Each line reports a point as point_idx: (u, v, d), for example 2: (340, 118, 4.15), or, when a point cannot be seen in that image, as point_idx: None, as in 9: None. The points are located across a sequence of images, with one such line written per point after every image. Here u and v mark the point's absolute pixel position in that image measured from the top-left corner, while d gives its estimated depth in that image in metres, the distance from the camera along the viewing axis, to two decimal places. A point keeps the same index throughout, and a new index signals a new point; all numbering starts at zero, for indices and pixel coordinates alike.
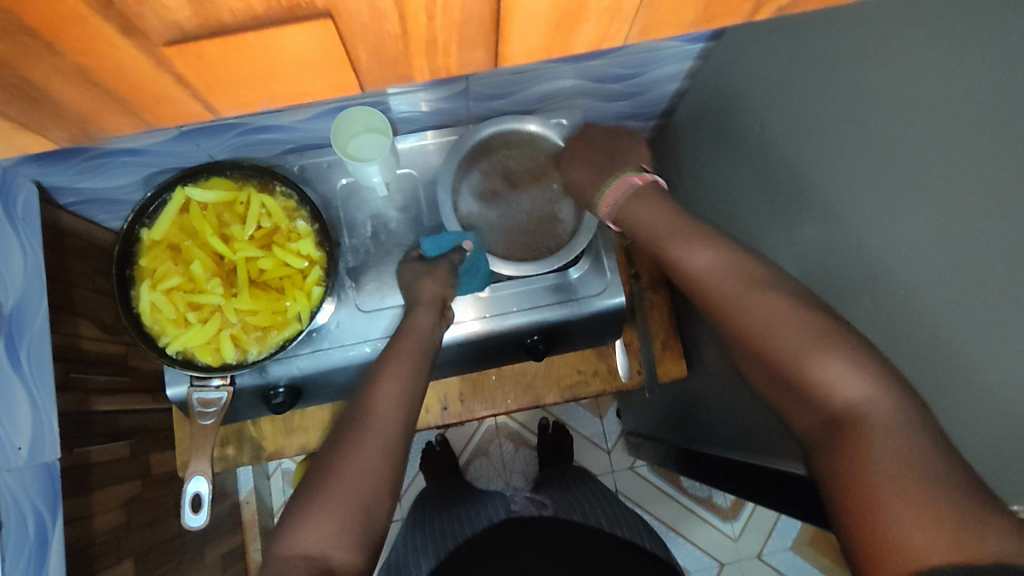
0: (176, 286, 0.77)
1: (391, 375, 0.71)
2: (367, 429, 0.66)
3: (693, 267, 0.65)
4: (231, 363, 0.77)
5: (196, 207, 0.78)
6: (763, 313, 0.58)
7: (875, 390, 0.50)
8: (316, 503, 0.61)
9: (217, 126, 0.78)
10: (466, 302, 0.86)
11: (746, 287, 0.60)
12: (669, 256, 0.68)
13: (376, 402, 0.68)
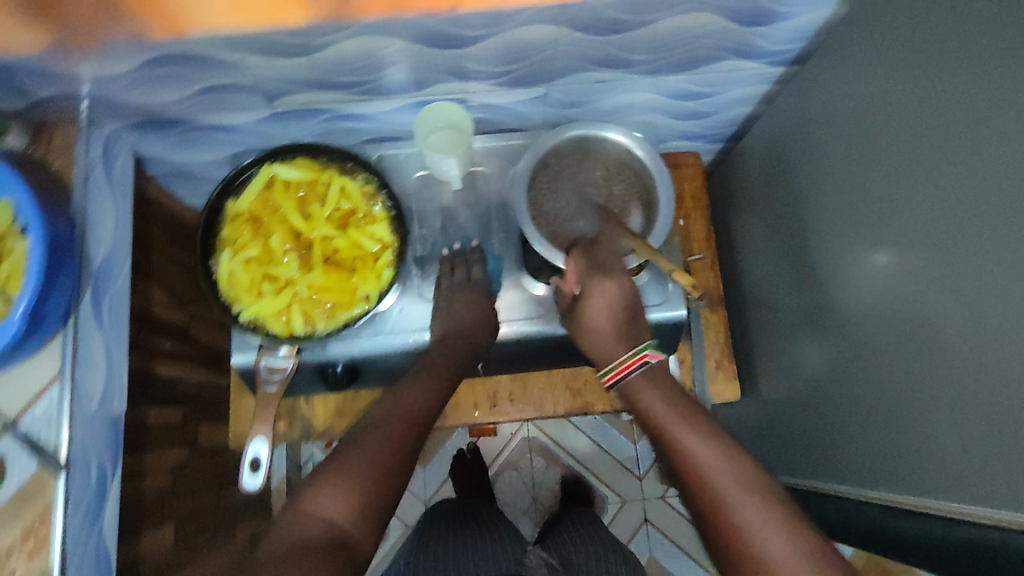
0: (254, 257, 0.81)
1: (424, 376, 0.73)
2: (388, 418, 0.67)
3: (699, 455, 0.65)
4: (298, 334, 0.79)
5: (280, 185, 0.82)
6: (773, 527, 0.59)
7: None
8: (333, 476, 0.61)
9: (309, 110, 0.84)
10: (503, 303, 0.89)
11: (744, 493, 0.62)
12: (665, 426, 0.69)
13: (402, 395, 0.70)
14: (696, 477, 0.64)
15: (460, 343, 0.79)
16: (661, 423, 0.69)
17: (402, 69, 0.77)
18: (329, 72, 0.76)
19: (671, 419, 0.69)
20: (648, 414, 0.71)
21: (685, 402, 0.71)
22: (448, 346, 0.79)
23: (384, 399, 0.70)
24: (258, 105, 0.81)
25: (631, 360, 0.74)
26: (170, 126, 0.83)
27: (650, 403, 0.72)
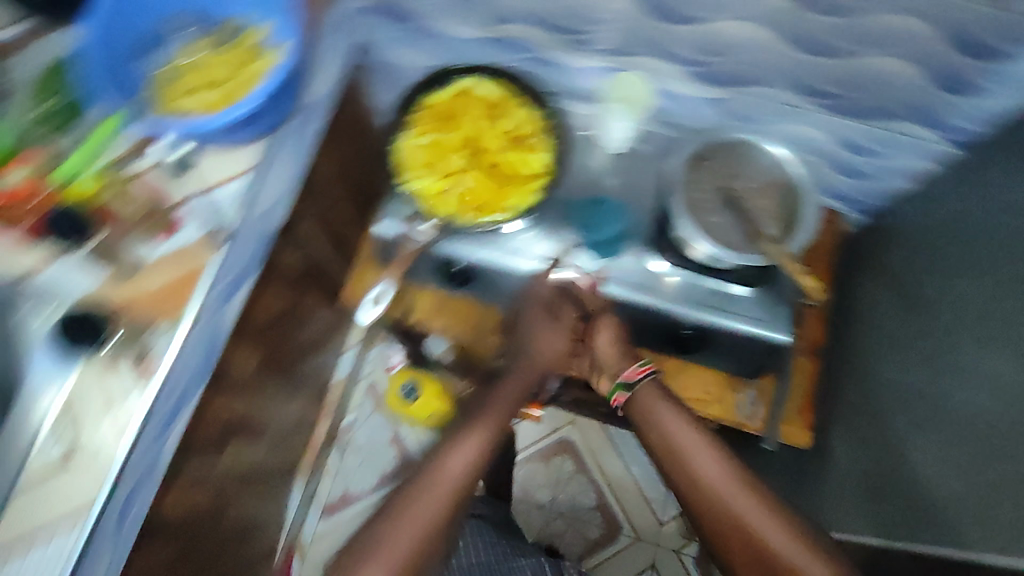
0: (432, 144, 0.90)
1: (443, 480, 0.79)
2: (436, 484, 0.78)
3: (699, 467, 0.80)
4: (441, 216, 0.87)
5: (476, 95, 0.92)
6: (778, 525, 0.73)
7: None
8: (368, 556, 0.73)
9: (518, 43, 0.93)
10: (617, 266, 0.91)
11: (748, 495, 0.76)
12: (676, 447, 0.82)
13: (422, 499, 0.77)
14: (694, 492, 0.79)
15: (531, 369, 0.93)
16: (666, 433, 0.83)
17: (613, 29, 0.85)
18: (552, 13, 0.85)
19: (673, 431, 0.83)
20: (654, 419, 0.85)
21: (691, 425, 0.84)
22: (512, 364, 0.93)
23: (436, 459, 0.81)
24: (479, 25, 0.92)
25: (641, 369, 0.88)
26: (400, 21, 0.95)
27: (659, 410, 0.86)
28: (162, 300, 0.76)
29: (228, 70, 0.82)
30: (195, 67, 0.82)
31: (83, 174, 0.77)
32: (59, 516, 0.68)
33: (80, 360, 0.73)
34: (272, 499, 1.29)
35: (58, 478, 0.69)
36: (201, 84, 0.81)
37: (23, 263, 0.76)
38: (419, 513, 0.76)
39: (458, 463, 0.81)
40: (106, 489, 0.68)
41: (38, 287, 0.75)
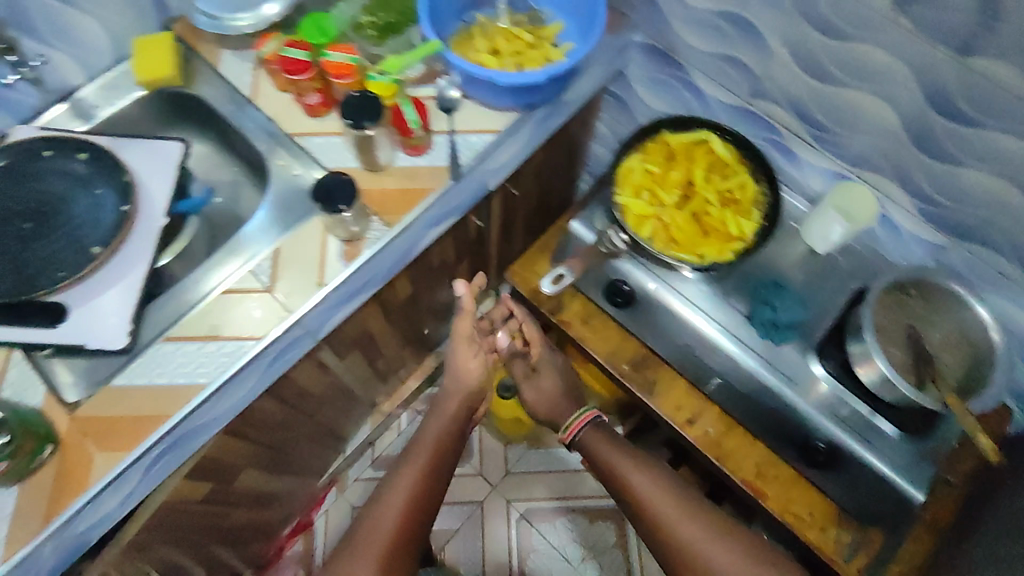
0: (653, 172, 0.94)
1: (421, 449, 0.93)
2: (367, 535, 0.82)
3: (636, 485, 0.87)
4: (639, 236, 0.89)
5: (708, 149, 0.96)
6: (707, 529, 0.81)
7: None
8: None
9: (764, 122, 0.97)
10: (778, 355, 0.91)
11: (682, 512, 0.83)
12: (619, 474, 0.89)
13: (404, 473, 0.89)
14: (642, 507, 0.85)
15: (466, 376, 0.99)
16: (613, 466, 0.90)
17: (868, 142, 0.87)
18: (816, 106, 0.88)
19: (608, 452, 0.92)
20: (602, 461, 0.92)
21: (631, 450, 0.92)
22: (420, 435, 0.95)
23: (374, 508, 0.86)
24: (737, 93, 0.96)
25: (580, 421, 0.97)
26: (664, 63, 1.01)
27: (604, 452, 0.93)
28: (390, 202, 0.86)
29: (523, 45, 0.92)
30: (493, 32, 0.93)
31: (379, 77, 0.84)
32: (235, 335, 0.77)
33: (306, 220, 0.85)
34: (345, 429, 1.34)
35: (247, 304, 0.80)
36: (495, 47, 0.92)
37: (304, 127, 0.90)
38: (405, 484, 0.87)
39: (432, 449, 0.93)
40: (276, 331, 0.78)
41: (303, 151, 0.89)
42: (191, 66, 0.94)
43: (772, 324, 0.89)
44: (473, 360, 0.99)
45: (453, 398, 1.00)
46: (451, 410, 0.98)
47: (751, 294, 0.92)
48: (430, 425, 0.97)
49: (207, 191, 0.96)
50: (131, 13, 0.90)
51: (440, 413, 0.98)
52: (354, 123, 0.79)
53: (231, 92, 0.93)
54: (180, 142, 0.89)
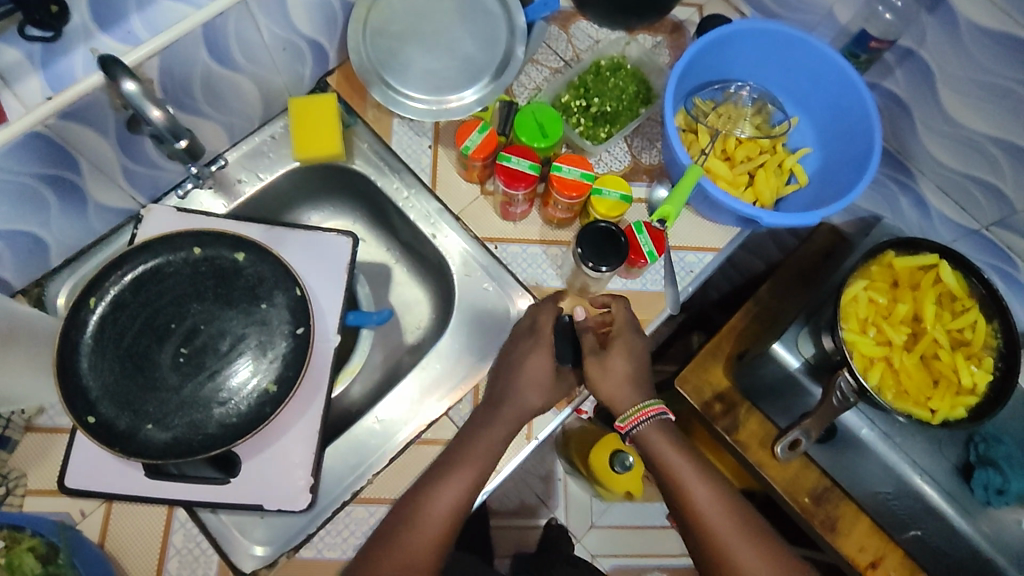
0: (878, 303, 0.83)
1: (413, 531, 0.59)
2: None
3: (701, 504, 0.63)
4: (868, 384, 0.79)
5: (935, 277, 0.84)
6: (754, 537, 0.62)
7: None
8: None
9: (1000, 251, 0.86)
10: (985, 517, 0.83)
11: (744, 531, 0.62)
12: (687, 504, 0.64)
13: (406, 539, 0.58)
14: (699, 524, 0.62)
15: (529, 389, 0.66)
16: (679, 483, 0.64)
17: None
18: None
19: (667, 455, 0.65)
20: (661, 467, 0.65)
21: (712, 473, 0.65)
22: (409, 505, 0.60)
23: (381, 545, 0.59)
24: (976, 216, 0.85)
25: (642, 415, 0.65)
26: (887, 164, 0.91)
27: (667, 459, 0.64)
28: None
29: (756, 150, 0.79)
30: (723, 129, 0.79)
31: (610, 194, 0.70)
32: None
33: None
34: None
35: None
36: (725, 151, 0.79)
37: (496, 230, 0.76)
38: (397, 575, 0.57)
39: (420, 541, 0.59)
40: (481, 496, 0.69)
41: (494, 261, 0.76)
42: (350, 134, 0.78)
43: (997, 490, 0.80)
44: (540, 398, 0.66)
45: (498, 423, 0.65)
46: (492, 436, 0.64)
47: (962, 442, 0.85)
48: (427, 498, 0.60)
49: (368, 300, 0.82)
50: (293, 69, 0.74)
51: (466, 460, 0.62)
52: (591, 261, 0.66)
53: (405, 175, 0.78)
54: (350, 238, 0.74)
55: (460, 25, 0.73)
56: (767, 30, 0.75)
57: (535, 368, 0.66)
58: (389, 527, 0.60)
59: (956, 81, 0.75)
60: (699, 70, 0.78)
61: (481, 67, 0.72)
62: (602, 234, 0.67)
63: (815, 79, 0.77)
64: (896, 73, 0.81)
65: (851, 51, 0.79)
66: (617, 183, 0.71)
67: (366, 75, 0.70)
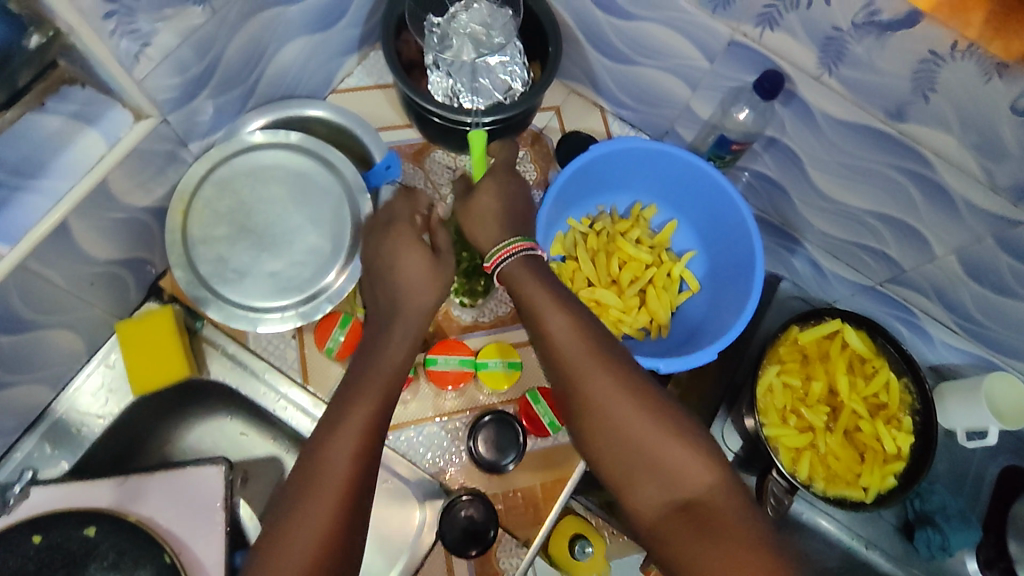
0: (793, 385, 0.82)
1: (312, 498, 0.47)
2: (313, 495, 0.47)
3: (606, 396, 0.52)
4: (800, 478, 0.78)
5: (841, 344, 0.83)
6: (620, 381, 0.53)
7: (579, 338, 0.54)
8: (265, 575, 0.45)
9: (897, 302, 0.86)
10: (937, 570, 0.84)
11: (628, 391, 0.52)
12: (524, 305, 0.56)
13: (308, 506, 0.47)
14: (548, 352, 0.55)
15: (405, 310, 0.56)
16: (529, 306, 0.56)
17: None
18: (972, 304, 0.78)
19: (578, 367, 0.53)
20: (552, 346, 0.55)
21: (604, 333, 0.56)
22: (300, 477, 0.49)
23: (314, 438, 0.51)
24: (869, 275, 0.85)
25: (504, 252, 0.58)
26: (774, 233, 0.89)
27: (527, 291, 0.56)
28: (520, 510, 0.68)
29: (641, 267, 0.75)
30: (604, 249, 0.75)
31: (497, 365, 0.69)
32: None
33: (422, 550, 0.66)
34: None
35: None
36: (610, 274, 0.75)
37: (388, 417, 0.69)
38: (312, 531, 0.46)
39: (318, 510, 0.47)
40: None
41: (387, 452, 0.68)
42: (199, 340, 0.69)
43: (940, 546, 0.81)
44: (435, 290, 0.57)
45: (397, 326, 0.56)
46: (414, 263, 0.57)
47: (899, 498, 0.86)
48: (327, 447, 0.49)
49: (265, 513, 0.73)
50: (112, 295, 0.65)
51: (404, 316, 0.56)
52: (496, 466, 0.67)
53: (273, 375, 0.69)
54: (220, 464, 0.66)
55: (295, 210, 0.65)
56: (623, 148, 0.72)
57: (420, 270, 0.57)
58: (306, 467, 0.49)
59: (825, 165, 0.72)
60: (564, 197, 0.74)
61: (329, 252, 0.64)
62: (502, 425, 0.68)
63: (684, 185, 0.75)
64: (765, 157, 0.78)
65: (715, 154, 0.77)
66: (502, 351, 0.70)
67: (196, 295, 0.61)
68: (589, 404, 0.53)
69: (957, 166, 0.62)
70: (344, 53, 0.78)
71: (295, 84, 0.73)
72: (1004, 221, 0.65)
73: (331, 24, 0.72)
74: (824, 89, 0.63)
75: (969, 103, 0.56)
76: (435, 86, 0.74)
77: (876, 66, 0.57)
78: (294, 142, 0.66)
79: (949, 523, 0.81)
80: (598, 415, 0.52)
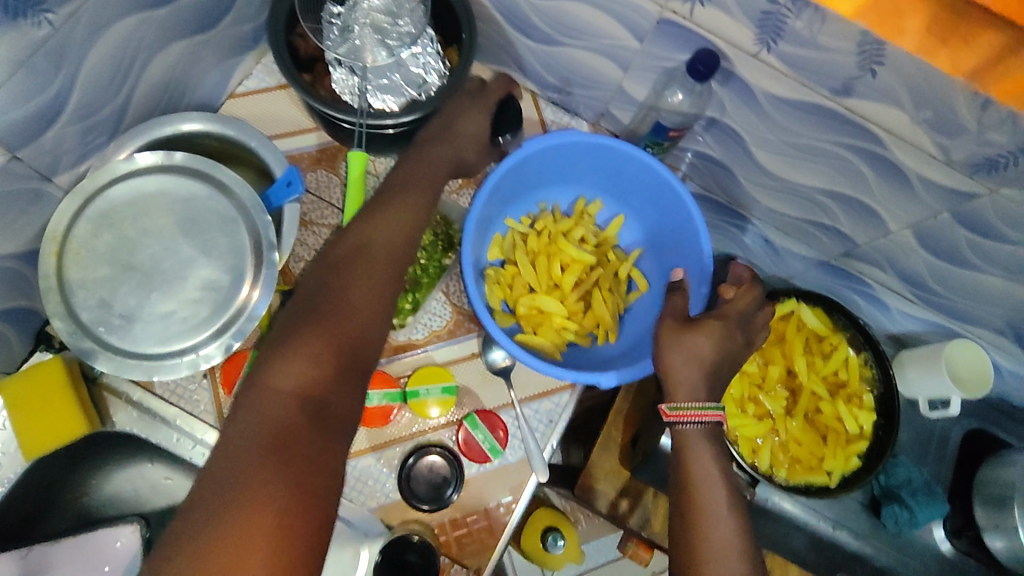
0: (750, 372, 0.78)
1: (348, 289, 0.52)
2: (350, 281, 0.52)
3: None
4: (762, 469, 0.75)
5: (797, 324, 0.80)
6: None
7: (724, 533, 0.54)
8: (296, 345, 0.48)
9: (853, 275, 0.83)
10: (909, 544, 0.83)
11: None
12: (688, 479, 0.56)
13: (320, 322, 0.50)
14: (691, 526, 0.54)
15: (439, 146, 0.62)
16: (690, 481, 0.56)
17: (983, 308, 0.76)
18: (930, 275, 0.75)
19: (716, 565, 0.53)
20: (691, 525, 0.55)
21: (753, 547, 0.54)
22: (334, 274, 0.53)
23: (348, 231, 0.55)
24: (822, 250, 0.81)
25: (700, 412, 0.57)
26: (722, 211, 0.85)
27: (696, 466, 0.56)
28: (463, 541, 0.64)
29: (579, 269, 0.70)
30: (540, 251, 0.70)
31: (431, 392, 0.65)
32: None
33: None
34: None
35: None
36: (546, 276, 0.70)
37: None
38: (344, 315, 0.51)
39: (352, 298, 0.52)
40: None
41: None
42: (99, 389, 0.63)
43: (907, 522, 0.79)
44: (474, 153, 0.65)
45: (432, 160, 0.62)
46: (475, 119, 0.65)
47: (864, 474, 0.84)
48: (365, 242, 0.55)
49: None
50: None
51: (439, 147, 0.62)
52: (438, 502, 0.63)
53: (185, 421, 0.63)
54: (134, 523, 0.61)
55: (186, 241, 0.58)
56: (561, 142, 0.66)
57: (473, 128, 0.65)
58: (341, 263, 0.53)
59: (769, 144, 0.67)
60: (499, 197, 0.67)
61: (230, 284, 0.58)
62: (438, 459, 0.64)
63: (627, 177, 0.70)
64: (705, 138, 0.72)
65: (652, 141, 0.71)
66: (437, 376, 0.65)
67: (80, 348, 0.55)
68: None
69: (906, 141, 0.58)
70: (236, 52, 0.70)
71: (179, 93, 0.65)
72: (962, 195, 0.61)
73: (211, 23, 0.63)
74: (762, 65, 0.57)
75: (916, 75, 0.51)
76: (340, 85, 0.67)
77: (817, 39, 0.52)
78: (178, 163, 0.58)
79: (915, 499, 0.79)
80: None
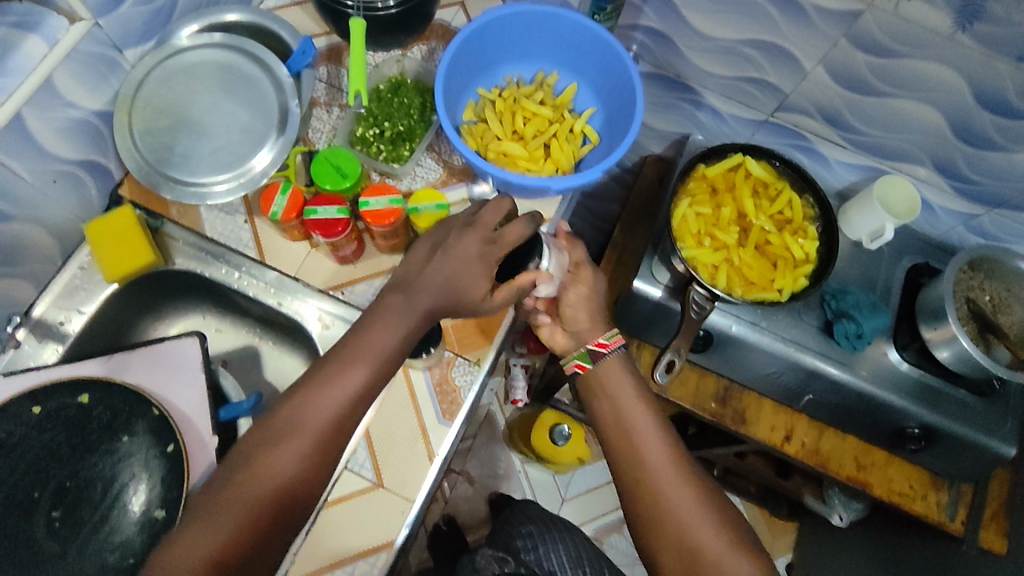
0: (704, 214, 0.91)
1: (251, 487, 0.56)
2: (259, 479, 0.56)
3: (659, 477, 0.65)
4: (719, 287, 0.87)
5: (744, 173, 0.92)
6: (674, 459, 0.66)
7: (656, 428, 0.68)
8: (188, 537, 0.53)
9: (791, 130, 0.96)
10: (864, 360, 0.93)
11: (681, 477, 0.65)
12: (617, 394, 0.71)
13: (221, 514, 0.54)
14: (628, 440, 0.68)
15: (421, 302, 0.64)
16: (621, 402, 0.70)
17: (899, 139, 0.88)
18: (849, 112, 0.87)
19: (651, 459, 0.66)
20: (625, 427, 0.69)
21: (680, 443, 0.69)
22: (247, 466, 0.57)
23: (275, 422, 0.59)
24: (760, 109, 0.94)
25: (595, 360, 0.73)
26: (673, 89, 0.98)
27: (621, 389, 0.71)
28: (462, 335, 0.77)
29: (545, 123, 0.84)
30: (512, 110, 0.84)
31: (428, 207, 0.74)
32: (365, 550, 0.68)
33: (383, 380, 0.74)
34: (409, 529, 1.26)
35: (358, 508, 0.70)
36: (518, 130, 0.83)
37: (343, 277, 0.77)
38: (244, 509, 0.55)
39: (254, 495, 0.55)
40: (405, 531, 0.69)
41: (346, 306, 0.76)
42: (162, 236, 0.77)
43: (856, 335, 0.90)
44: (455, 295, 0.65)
45: (387, 312, 0.64)
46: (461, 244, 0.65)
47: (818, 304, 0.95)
48: (280, 442, 0.58)
49: (256, 392, 0.76)
50: (76, 195, 0.73)
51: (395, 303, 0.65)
52: None
53: (230, 256, 0.77)
54: (194, 336, 0.74)
55: (226, 100, 0.73)
56: (517, 13, 0.80)
57: (452, 267, 0.64)
58: (252, 453, 0.57)
59: (694, 4, 0.82)
60: (466, 64, 0.82)
61: (261, 130, 0.72)
62: None
63: (575, 46, 0.83)
64: (646, 11, 0.87)
65: (596, 6, 0.83)
66: (432, 196, 0.75)
67: (150, 179, 0.69)
68: (650, 484, 0.65)
69: None
70: None
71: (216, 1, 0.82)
72: (850, 16, 0.73)
73: None
74: None
75: None
76: None
77: None
78: (220, 42, 0.74)
79: (859, 314, 0.90)
80: (656, 491, 0.64)
